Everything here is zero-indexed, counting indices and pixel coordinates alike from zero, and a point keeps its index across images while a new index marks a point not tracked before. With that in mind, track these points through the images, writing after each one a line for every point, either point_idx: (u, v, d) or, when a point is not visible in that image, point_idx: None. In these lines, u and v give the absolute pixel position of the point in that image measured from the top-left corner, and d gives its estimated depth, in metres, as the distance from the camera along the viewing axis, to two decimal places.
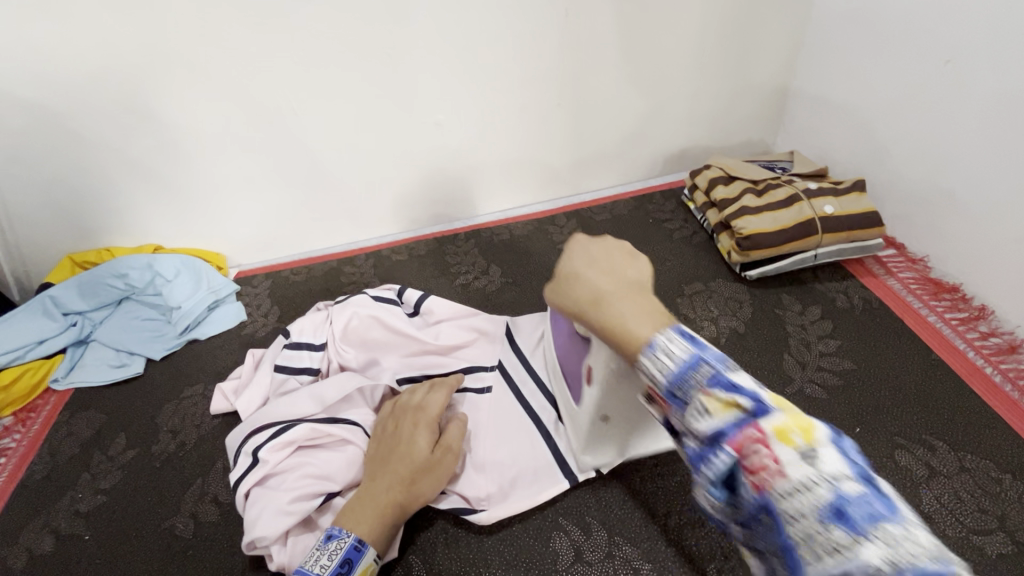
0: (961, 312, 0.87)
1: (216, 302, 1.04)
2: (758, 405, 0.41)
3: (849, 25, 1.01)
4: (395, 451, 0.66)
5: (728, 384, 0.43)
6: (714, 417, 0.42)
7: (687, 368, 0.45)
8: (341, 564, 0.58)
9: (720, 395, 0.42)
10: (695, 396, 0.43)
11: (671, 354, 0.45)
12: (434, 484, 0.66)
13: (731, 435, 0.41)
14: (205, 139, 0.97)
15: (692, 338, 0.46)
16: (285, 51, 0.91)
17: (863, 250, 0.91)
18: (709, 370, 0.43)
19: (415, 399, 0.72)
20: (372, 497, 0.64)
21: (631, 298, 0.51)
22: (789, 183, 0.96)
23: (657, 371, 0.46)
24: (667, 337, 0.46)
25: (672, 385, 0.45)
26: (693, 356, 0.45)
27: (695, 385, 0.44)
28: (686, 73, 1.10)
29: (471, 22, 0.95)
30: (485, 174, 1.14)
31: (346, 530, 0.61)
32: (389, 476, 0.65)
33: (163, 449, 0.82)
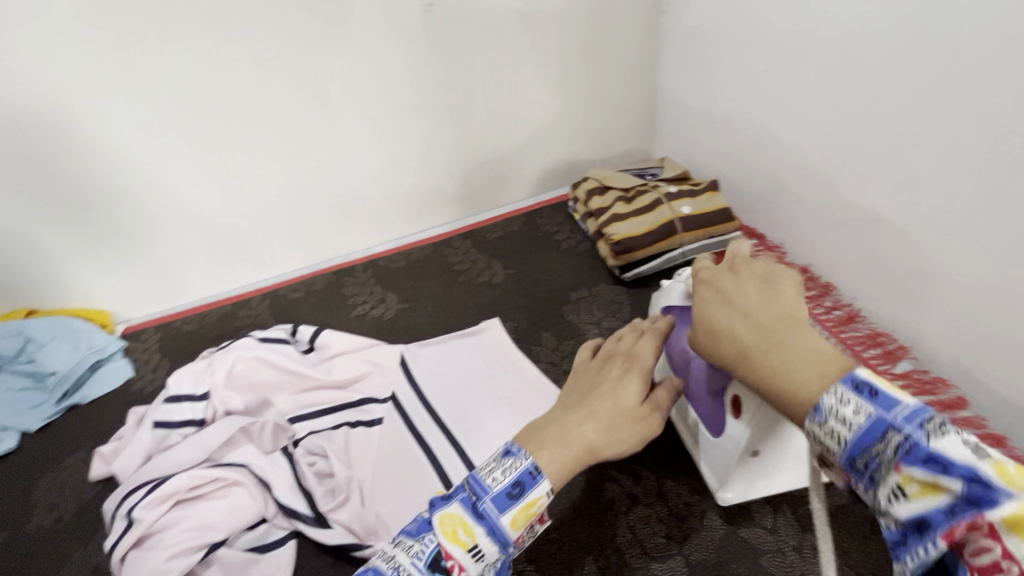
0: (809, 290, 0.98)
1: (99, 362, 0.99)
2: (976, 491, 0.33)
3: (693, 42, 1.11)
4: (600, 388, 0.56)
5: (927, 459, 0.36)
6: (913, 498, 0.36)
7: (868, 436, 0.38)
8: (512, 484, 0.48)
9: (917, 475, 0.36)
10: (889, 474, 0.37)
11: (845, 419, 0.40)
12: (635, 437, 0.54)
13: (945, 528, 0.34)
14: (71, 196, 0.94)
15: (874, 394, 0.39)
16: (146, 101, 0.90)
17: (726, 243, 0.98)
18: (901, 440, 0.37)
19: (626, 344, 0.60)
20: (570, 434, 0.53)
21: (787, 338, 0.46)
22: (655, 188, 1.02)
23: (829, 437, 0.41)
24: (839, 397, 0.41)
25: (851, 455, 0.39)
26: (876, 420, 0.38)
27: (881, 458, 0.38)
28: (558, 92, 1.17)
29: (340, 61, 0.97)
30: (378, 205, 1.16)
31: (523, 450, 0.51)
32: (607, 407, 0.54)
33: (38, 525, 0.78)
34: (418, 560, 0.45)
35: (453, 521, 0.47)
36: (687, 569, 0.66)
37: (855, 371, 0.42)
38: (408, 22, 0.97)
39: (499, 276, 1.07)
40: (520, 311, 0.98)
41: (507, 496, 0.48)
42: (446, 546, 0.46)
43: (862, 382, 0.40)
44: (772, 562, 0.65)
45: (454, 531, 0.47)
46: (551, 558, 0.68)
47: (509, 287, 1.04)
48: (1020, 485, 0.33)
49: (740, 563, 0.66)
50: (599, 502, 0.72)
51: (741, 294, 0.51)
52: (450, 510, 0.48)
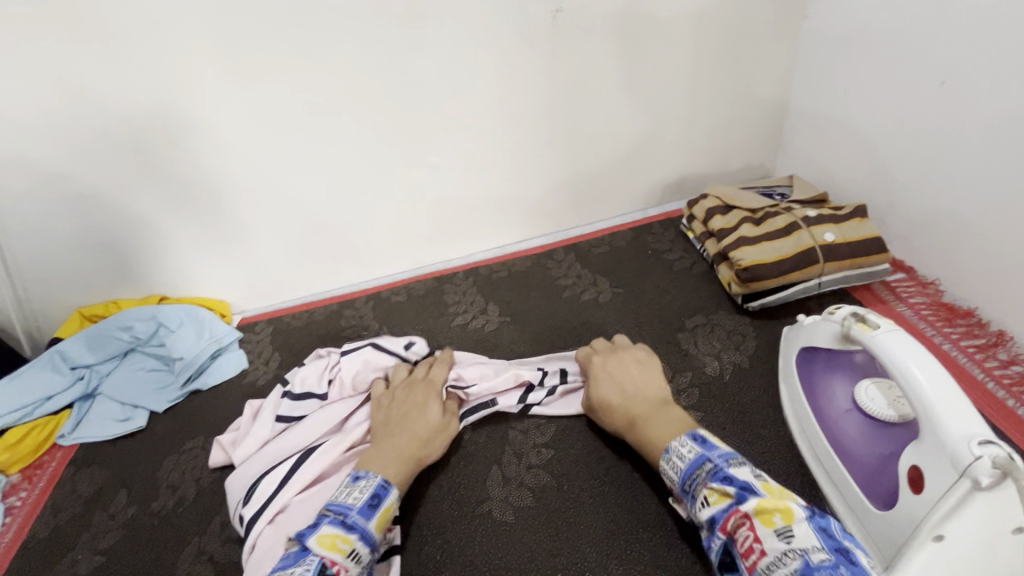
0: (978, 339, 0.83)
1: (219, 351, 1.05)
2: (740, 492, 0.54)
3: (839, 49, 0.99)
4: (410, 417, 0.75)
5: (724, 478, 0.56)
6: (713, 503, 0.55)
7: (692, 467, 0.60)
8: (371, 497, 0.64)
9: (716, 488, 0.56)
10: (700, 490, 0.57)
11: (682, 456, 0.61)
12: (620, 425, 0.72)
13: (721, 521, 0.54)
14: (204, 192, 1.00)
15: (704, 441, 0.61)
16: (277, 104, 0.93)
17: (869, 276, 0.88)
18: (710, 466, 0.58)
19: (420, 374, 0.83)
20: (394, 449, 0.71)
21: (666, 409, 0.69)
22: (788, 210, 0.93)
23: (673, 470, 0.61)
24: (681, 443, 0.62)
25: (684, 481, 0.60)
26: (699, 456, 0.60)
27: (700, 480, 0.58)
28: (678, 101, 1.10)
29: (459, 66, 0.96)
30: (481, 212, 1.15)
31: (372, 473, 0.67)
32: (613, 386, 0.75)
33: (163, 505, 0.82)
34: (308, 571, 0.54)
35: (328, 537, 0.58)
36: None
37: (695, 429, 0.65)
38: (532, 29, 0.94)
39: (605, 295, 1.01)
40: (630, 335, 0.92)
41: (367, 507, 0.62)
42: (326, 556, 0.56)
43: (699, 437, 0.62)
44: None
45: (332, 544, 0.57)
46: None
47: (616, 308, 0.98)
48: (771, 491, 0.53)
49: None
50: None
51: (629, 377, 0.75)
52: (322, 532, 0.58)
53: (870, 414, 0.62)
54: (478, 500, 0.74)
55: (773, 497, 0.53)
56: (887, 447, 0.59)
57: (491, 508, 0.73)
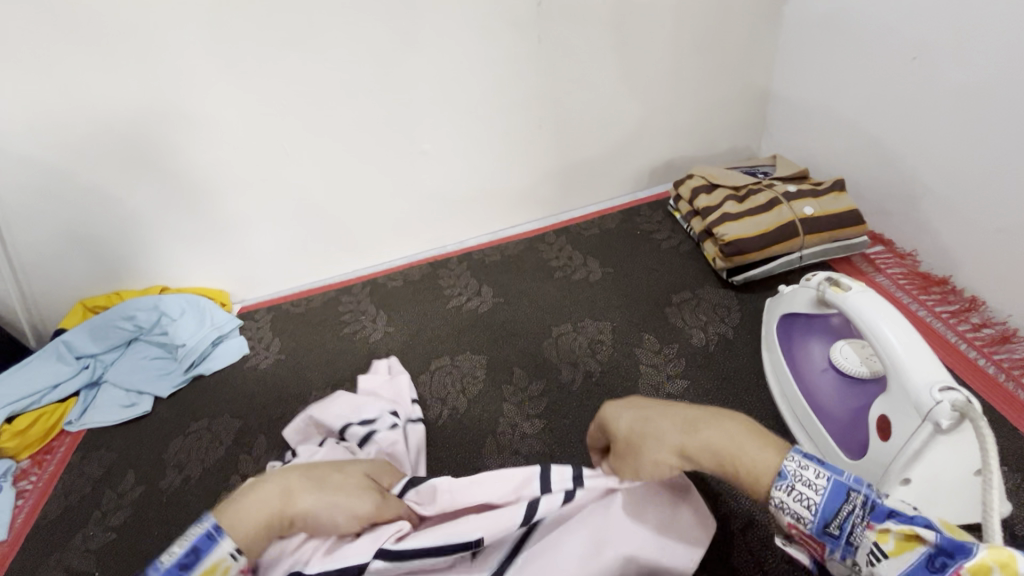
0: (951, 305, 0.87)
1: (220, 338, 1.08)
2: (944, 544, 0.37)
3: (818, 30, 1.02)
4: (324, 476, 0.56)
5: (890, 515, 0.40)
6: (893, 557, 0.38)
7: (834, 500, 0.42)
8: (187, 554, 0.47)
9: (891, 530, 0.39)
10: (862, 536, 0.40)
11: (810, 484, 0.43)
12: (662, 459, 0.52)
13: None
14: (201, 184, 1.02)
15: (823, 461, 0.44)
16: (271, 94, 0.95)
17: (849, 248, 0.91)
18: (864, 499, 0.41)
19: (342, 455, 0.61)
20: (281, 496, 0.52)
21: (719, 421, 0.49)
22: (770, 187, 0.96)
23: (801, 508, 0.43)
24: (795, 462, 0.44)
25: (822, 521, 0.42)
26: (836, 484, 0.43)
27: (853, 520, 0.41)
28: (663, 85, 1.12)
29: (447, 54, 0.98)
30: (473, 198, 1.17)
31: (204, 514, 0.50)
32: (637, 442, 0.51)
33: (170, 484, 0.85)
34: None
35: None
36: None
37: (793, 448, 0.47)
38: (519, 16, 0.96)
39: (596, 275, 1.04)
40: (620, 311, 0.95)
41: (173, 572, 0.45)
42: None
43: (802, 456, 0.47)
44: None
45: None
46: None
47: (607, 286, 1.01)
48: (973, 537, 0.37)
49: None
50: (714, 519, 0.68)
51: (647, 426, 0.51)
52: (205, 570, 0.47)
53: (844, 371, 0.65)
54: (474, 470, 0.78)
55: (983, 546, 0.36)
56: (859, 402, 0.62)
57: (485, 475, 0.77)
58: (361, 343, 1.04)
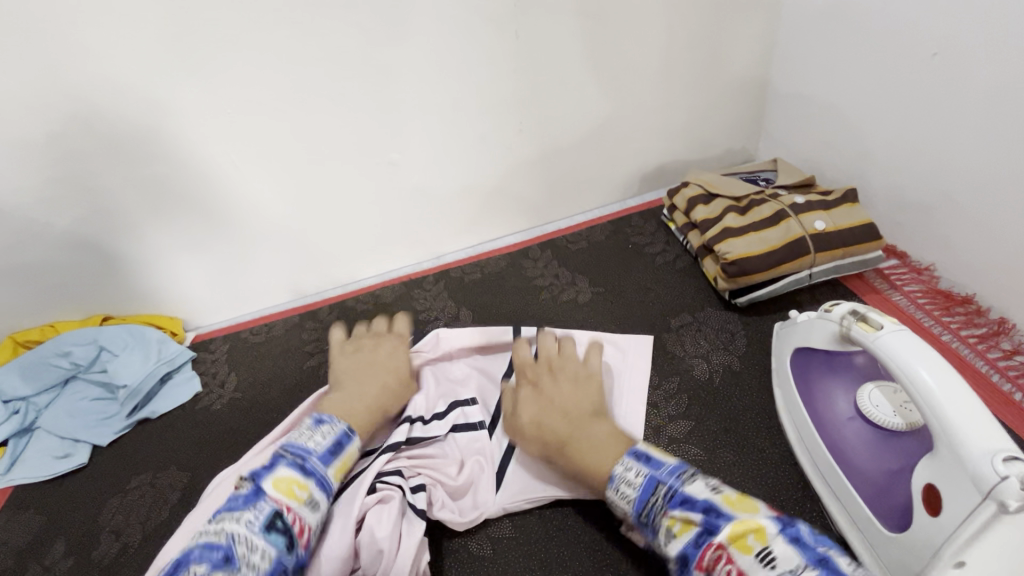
0: (978, 328, 0.79)
1: (169, 373, 0.97)
2: (710, 519, 0.48)
3: (825, 22, 0.92)
4: (375, 370, 0.76)
5: (684, 501, 0.51)
6: (678, 536, 0.50)
7: (646, 493, 0.54)
8: (333, 445, 0.63)
9: (677, 516, 0.50)
10: (660, 521, 0.52)
11: (631, 483, 0.55)
12: (550, 448, 0.65)
13: (696, 558, 0.47)
14: (136, 205, 0.89)
15: (649, 460, 0.57)
16: (211, 103, 0.82)
17: (863, 264, 0.83)
18: (666, 490, 0.53)
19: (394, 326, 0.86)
20: (362, 397, 0.72)
21: (596, 427, 0.64)
22: (775, 198, 0.88)
23: (624, 502, 0.55)
24: (626, 467, 0.57)
25: (640, 513, 0.54)
26: (650, 478, 0.55)
27: (658, 507, 0.53)
28: (655, 83, 1.02)
29: (416, 54, 0.86)
30: (450, 212, 1.07)
31: (335, 418, 0.66)
32: (538, 407, 0.68)
33: (104, 554, 0.74)
34: (255, 523, 0.53)
35: (285, 482, 0.57)
36: None
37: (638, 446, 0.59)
38: (493, 9, 0.85)
39: (585, 295, 0.95)
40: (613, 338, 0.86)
41: (328, 454, 0.62)
42: (281, 501, 0.55)
43: (641, 454, 0.58)
44: None
45: (289, 490, 0.57)
46: None
47: (598, 308, 0.92)
48: (737, 508, 0.49)
49: None
50: None
51: (554, 394, 0.69)
52: (279, 475, 0.57)
53: (875, 422, 0.57)
54: (453, 534, 0.68)
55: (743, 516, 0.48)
56: (894, 461, 0.54)
57: (468, 537, 0.68)
58: (327, 376, 0.94)
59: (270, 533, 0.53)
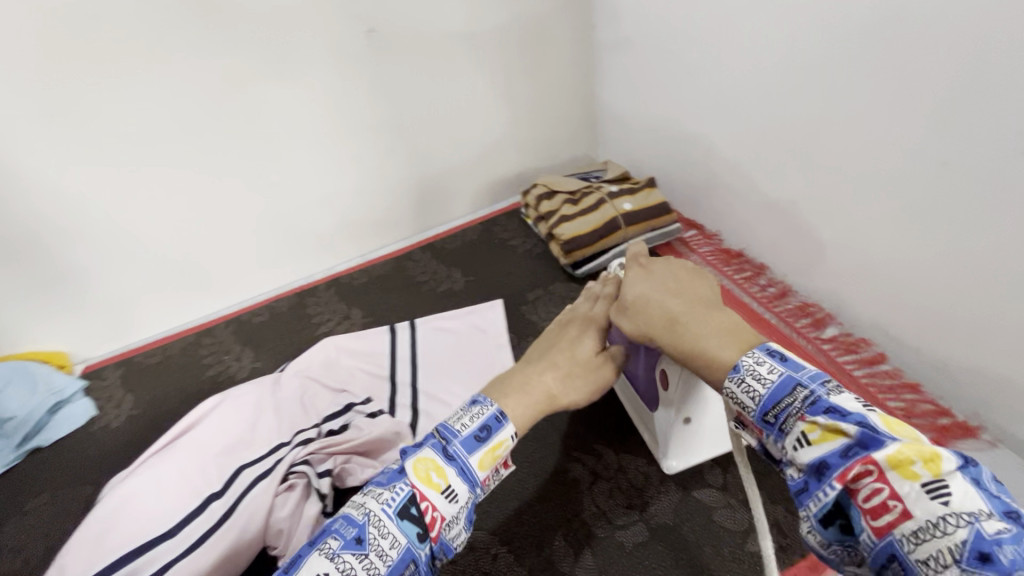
0: (745, 271, 1.05)
1: (60, 403, 0.97)
2: (866, 434, 0.42)
3: (622, 52, 1.17)
4: (560, 345, 0.66)
5: (829, 410, 0.45)
6: (816, 444, 0.44)
7: (780, 391, 0.48)
8: (479, 428, 0.55)
9: (819, 422, 0.45)
10: (796, 425, 0.46)
11: (762, 378, 0.49)
12: (658, 326, 0.60)
13: (839, 468, 0.42)
14: (12, 240, 0.92)
15: (782, 359, 0.50)
16: (84, 139, 0.89)
17: (666, 235, 1.05)
18: (808, 395, 0.47)
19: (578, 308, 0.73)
20: (530, 382, 0.62)
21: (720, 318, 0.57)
22: (598, 189, 1.09)
23: (749, 396, 0.50)
24: (754, 360, 0.51)
25: (766, 410, 0.49)
26: (785, 378, 0.48)
27: (792, 411, 0.47)
28: (501, 104, 1.22)
29: (282, 87, 0.98)
30: (336, 225, 1.18)
31: (490, 399, 0.58)
32: (640, 315, 0.62)
33: (5, 571, 0.77)
34: (391, 504, 0.49)
35: (427, 465, 0.52)
36: (648, 533, 0.68)
37: (767, 343, 0.53)
38: (347, 49, 1.00)
39: (459, 284, 1.11)
40: None
41: (474, 439, 0.54)
42: (419, 488, 0.50)
43: (774, 350, 0.51)
44: (723, 517, 0.68)
45: (427, 476, 0.51)
46: (525, 537, 0.69)
47: (469, 294, 1.09)
48: (898, 432, 0.43)
49: (693, 524, 0.68)
50: (565, 482, 0.74)
51: (668, 274, 0.65)
52: (422, 456, 0.52)
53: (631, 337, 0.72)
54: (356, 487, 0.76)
55: (906, 440, 0.42)
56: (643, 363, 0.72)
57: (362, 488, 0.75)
58: (226, 383, 1.01)
59: (403, 519, 0.49)
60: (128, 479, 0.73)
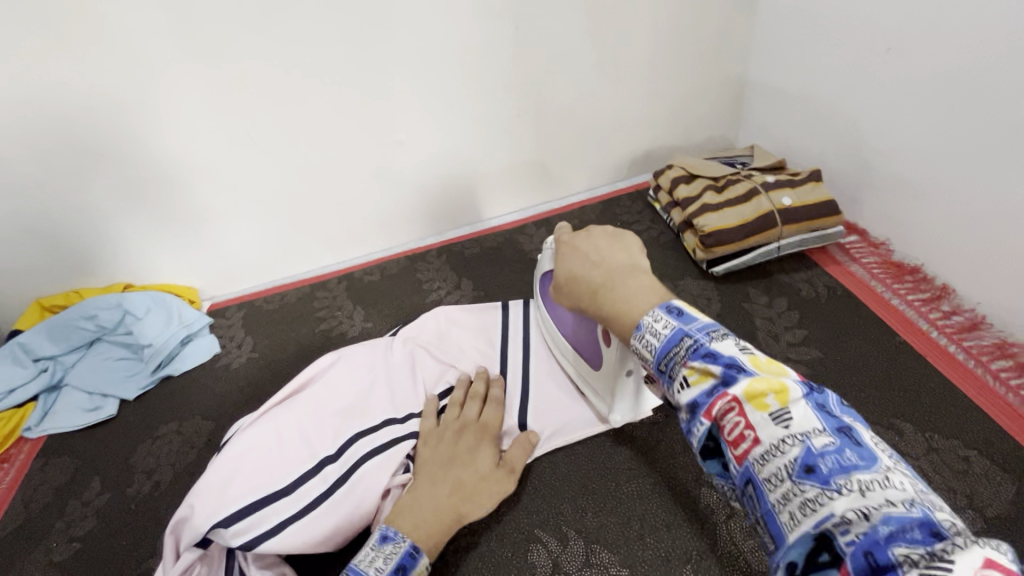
0: (923, 293, 0.89)
1: (189, 337, 1.03)
2: (729, 374, 0.40)
3: (798, 19, 1.01)
4: (460, 459, 0.69)
5: (708, 355, 0.42)
6: (693, 387, 0.41)
7: (670, 345, 0.44)
8: (396, 570, 0.58)
9: (697, 367, 0.41)
10: (677, 371, 0.43)
11: (656, 334, 0.45)
12: (585, 300, 0.55)
13: (705, 405, 0.40)
14: (161, 177, 0.95)
15: (680, 314, 0.45)
16: (233, 83, 0.89)
17: (828, 238, 0.93)
18: (691, 343, 0.42)
19: (478, 411, 0.75)
20: (433, 503, 0.64)
21: (637, 281, 0.52)
22: (748, 177, 0.97)
23: (645, 351, 0.45)
24: (655, 318, 0.46)
25: (659, 362, 0.44)
26: (675, 332, 0.44)
27: (678, 360, 0.43)
28: (643, 72, 1.10)
29: (423, 40, 0.93)
30: (454, 190, 1.14)
31: (402, 533, 0.61)
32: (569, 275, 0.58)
33: (139, 490, 0.83)
34: None
35: None
36: None
37: (673, 301, 0.47)
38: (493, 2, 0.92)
39: None
40: None
41: None
42: None
43: (675, 307, 0.46)
44: None
45: None
46: (648, 564, 0.65)
47: None
48: (762, 368, 0.40)
49: None
50: (694, 511, 0.69)
51: (589, 245, 0.60)
52: None
53: None
54: None
55: (769, 376, 0.40)
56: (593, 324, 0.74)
57: None
58: (338, 339, 1.02)
59: None
60: (248, 428, 0.73)
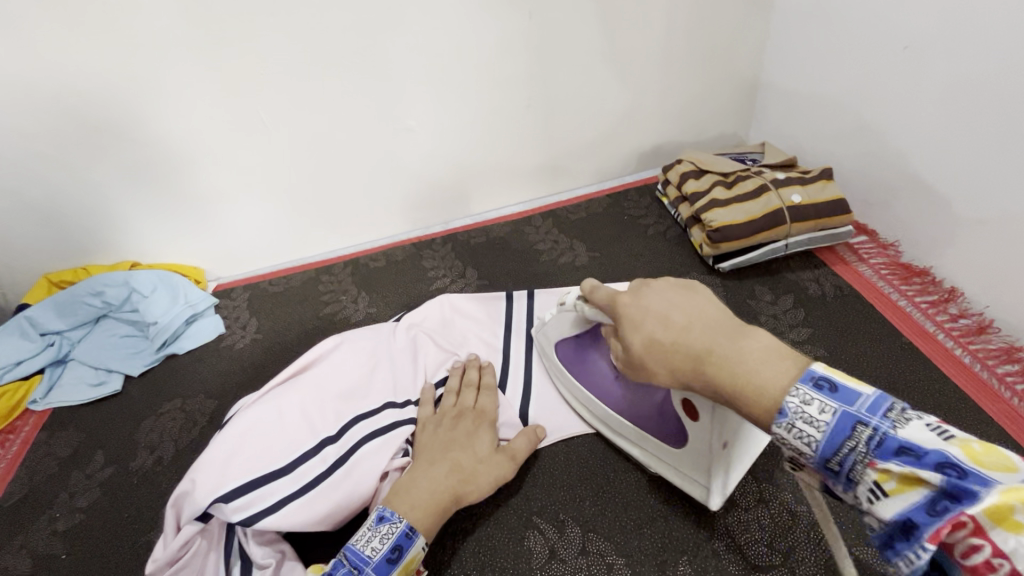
0: (931, 295, 0.89)
1: (194, 316, 1.03)
2: (948, 481, 0.37)
3: (815, 15, 0.99)
4: (459, 444, 0.69)
5: (898, 450, 0.40)
6: (893, 495, 0.40)
7: (838, 434, 0.42)
8: (392, 549, 0.59)
9: (892, 470, 0.39)
10: (864, 472, 0.41)
11: (814, 423, 0.43)
12: (688, 368, 0.53)
13: (926, 525, 0.38)
14: (170, 156, 0.95)
15: (833, 391, 0.43)
16: (245, 64, 0.88)
17: (834, 237, 0.93)
18: (870, 435, 0.41)
19: (474, 399, 0.75)
20: (431, 486, 0.64)
21: (752, 343, 0.49)
22: (758, 174, 0.97)
23: (803, 443, 0.44)
24: (801, 400, 0.44)
25: (825, 456, 0.43)
26: (842, 417, 0.42)
27: (856, 456, 0.41)
28: (656, 65, 1.09)
29: (435, 26, 0.93)
30: (461, 179, 1.14)
31: (398, 514, 0.61)
32: (662, 343, 0.55)
33: (141, 465, 0.84)
34: None
35: None
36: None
37: (814, 366, 0.45)
38: None
39: (582, 259, 1.05)
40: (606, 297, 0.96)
41: (386, 563, 0.58)
42: None
43: (821, 379, 0.44)
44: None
45: None
46: (644, 554, 0.65)
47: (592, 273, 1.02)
48: (985, 465, 0.37)
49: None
50: (692, 503, 0.69)
51: (664, 302, 0.58)
52: None
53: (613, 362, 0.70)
54: None
55: (997, 474, 0.36)
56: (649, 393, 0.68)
57: None
58: (342, 323, 1.02)
59: None
60: (248, 406, 0.74)
